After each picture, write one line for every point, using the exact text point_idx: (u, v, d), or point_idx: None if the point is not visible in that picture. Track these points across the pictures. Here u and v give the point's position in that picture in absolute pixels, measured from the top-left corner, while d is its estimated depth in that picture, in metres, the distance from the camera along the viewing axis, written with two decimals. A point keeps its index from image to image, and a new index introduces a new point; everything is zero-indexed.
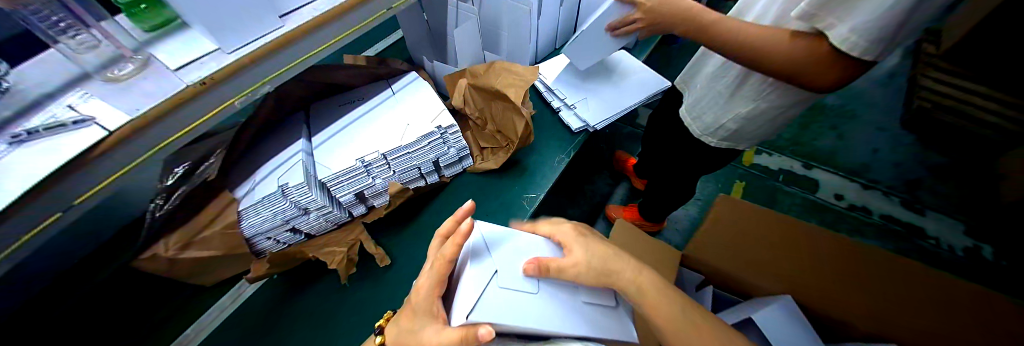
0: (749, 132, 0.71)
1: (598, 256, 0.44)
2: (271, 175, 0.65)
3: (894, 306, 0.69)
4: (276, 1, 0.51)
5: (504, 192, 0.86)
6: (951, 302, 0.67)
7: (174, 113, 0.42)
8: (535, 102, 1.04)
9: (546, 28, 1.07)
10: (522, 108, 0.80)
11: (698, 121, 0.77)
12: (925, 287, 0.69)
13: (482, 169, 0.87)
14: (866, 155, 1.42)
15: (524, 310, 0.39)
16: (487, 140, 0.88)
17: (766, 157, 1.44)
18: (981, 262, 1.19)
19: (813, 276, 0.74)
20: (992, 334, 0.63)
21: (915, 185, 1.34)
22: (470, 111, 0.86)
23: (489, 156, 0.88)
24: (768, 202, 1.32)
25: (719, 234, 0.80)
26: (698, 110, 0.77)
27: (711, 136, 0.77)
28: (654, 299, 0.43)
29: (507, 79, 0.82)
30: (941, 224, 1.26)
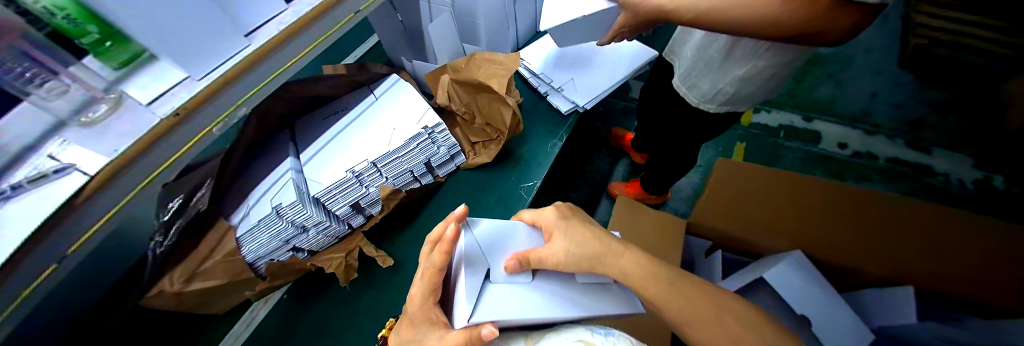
0: (748, 94, 0.70)
1: (581, 242, 0.43)
2: (263, 197, 0.65)
3: (902, 249, 0.68)
4: (239, 19, 0.47)
5: (501, 184, 0.85)
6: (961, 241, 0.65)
7: (152, 150, 0.41)
8: (521, 89, 1.02)
9: (526, 12, 1.04)
10: (508, 97, 0.79)
11: (694, 91, 0.75)
12: (935, 226, 0.67)
13: (476, 164, 0.86)
14: (867, 100, 1.39)
15: (521, 304, 0.39)
16: (476, 134, 0.86)
17: (765, 115, 1.41)
18: (990, 193, 1.18)
19: (821, 229, 0.73)
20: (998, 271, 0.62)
21: (920, 124, 1.32)
22: (457, 108, 0.84)
23: (482, 150, 0.87)
24: (771, 160, 1.30)
25: (721, 199, 0.78)
26: (692, 79, 0.75)
27: (711, 102, 0.74)
28: (646, 281, 0.43)
29: (489, 70, 0.81)
30: (948, 161, 1.25)
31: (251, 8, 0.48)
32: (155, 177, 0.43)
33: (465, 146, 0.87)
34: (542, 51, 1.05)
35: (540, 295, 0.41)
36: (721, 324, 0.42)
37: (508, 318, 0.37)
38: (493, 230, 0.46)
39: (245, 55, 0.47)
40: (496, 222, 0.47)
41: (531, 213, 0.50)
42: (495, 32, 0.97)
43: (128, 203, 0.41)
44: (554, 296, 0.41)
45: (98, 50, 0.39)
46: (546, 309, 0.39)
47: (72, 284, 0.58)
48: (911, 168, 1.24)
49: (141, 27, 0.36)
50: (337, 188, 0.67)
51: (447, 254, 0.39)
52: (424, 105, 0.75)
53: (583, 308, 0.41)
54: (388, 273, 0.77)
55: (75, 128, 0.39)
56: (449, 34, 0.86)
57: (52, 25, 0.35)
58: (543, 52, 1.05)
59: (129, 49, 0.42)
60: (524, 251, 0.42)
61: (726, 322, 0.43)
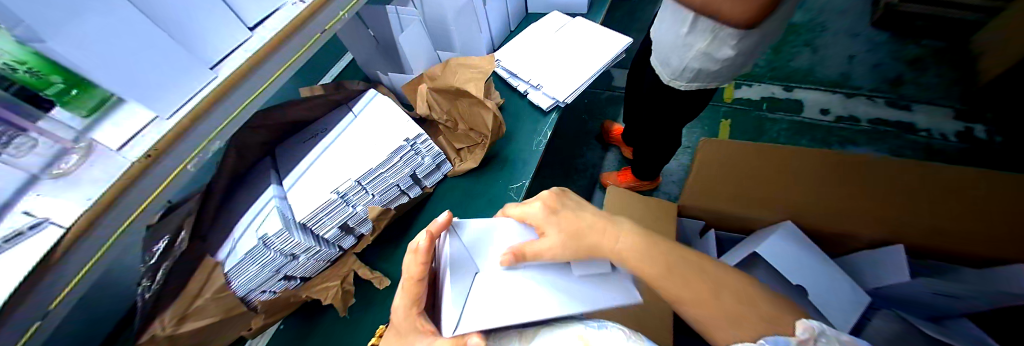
0: (716, 70, 0.69)
1: (574, 236, 0.44)
2: (249, 229, 0.64)
3: (896, 208, 0.68)
4: (200, 52, 0.44)
5: (490, 188, 0.84)
6: (967, 196, 0.64)
7: (126, 195, 0.40)
8: (500, 90, 1.02)
9: (498, 13, 1.05)
10: (487, 100, 0.79)
11: (666, 66, 0.76)
12: (940, 186, 0.65)
13: (463, 171, 0.85)
14: (844, 64, 1.40)
15: (511, 305, 0.39)
16: (460, 140, 0.86)
17: (746, 89, 1.42)
18: (975, 142, 1.18)
19: (813, 197, 0.72)
20: (995, 223, 0.63)
21: (899, 83, 1.33)
22: (438, 116, 0.84)
23: (468, 156, 0.86)
24: (756, 133, 1.31)
25: (715, 178, 0.76)
26: (665, 55, 0.75)
27: (681, 79, 0.75)
28: (638, 263, 0.43)
29: (466, 74, 0.82)
30: (931, 115, 1.26)
31: (214, 37, 0.45)
32: (134, 220, 0.41)
33: (449, 153, 0.86)
34: (518, 50, 1.05)
35: (527, 291, 0.41)
36: (718, 304, 0.43)
37: (492, 324, 0.37)
38: (480, 235, 0.46)
39: (211, 89, 0.45)
40: (484, 226, 0.47)
41: (517, 210, 0.49)
42: (469, 37, 0.97)
43: (108, 251, 0.39)
44: (541, 290, 0.41)
45: (63, 98, 0.36)
46: (533, 306, 0.39)
47: (64, 336, 0.58)
48: (895, 127, 1.25)
49: (102, 72, 0.34)
50: (323, 210, 0.66)
51: (425, 262, 0.38)
52: (403, 117, 0.75)
53: (572, 301, 0.40)
54: (385, 291, 0.76)
55: (46, 181, 0.37)
56: (422, 42, 0.86)
57: (15, 81, 0.34)
58: (519, 51, 1.05)
59: (98, 93, 0.38)
60: (518, 247, 0.42)
61: (724, 302, 0.43)
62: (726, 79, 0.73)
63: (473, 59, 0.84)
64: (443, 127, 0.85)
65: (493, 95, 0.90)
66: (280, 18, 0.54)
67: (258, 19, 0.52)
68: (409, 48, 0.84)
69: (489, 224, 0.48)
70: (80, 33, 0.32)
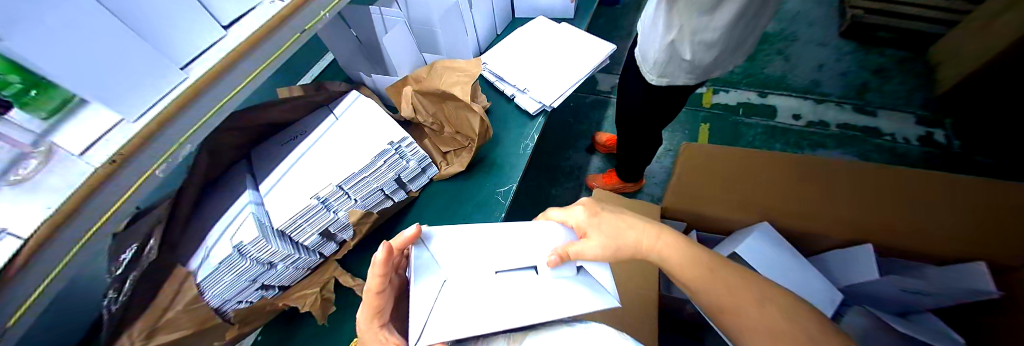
0: (681, 65, 0.71)
1: (615, 236, 0.47)
2: (223, 237, 0.61)
3: (865, 209, 0.71)
4: (169, 51, 0.42)
5: (476, 191, 0.84)
6: (928, 200, 0.68)
7: (89, 203, 0.37)
8: (487, 92, 1.02)
9: (484, 16, 1.05)
10: (473, 104, 0.78)
11: (644, 57, 0.77)
12: (902, 190, 0.70)
13: (450, 175, 0.84)
14: (814, 72, 1.47)
15: (479, 314, 0.38)
16: (447, 143, 0.85)
17: (724, 95, 1.47)
18: (934, 146, 1.26)
19: (787, 200, 0.75)
20: (957, 224, 0.66)
21: (864, 90, 1.41)
22: (423, 119, 0.82)
23: (454, 159, 0.85)
24: (733, 137, 1.35)
25: (696, 179, 0.80)
26: (644, 46, 0.76)
27: (649, 73, 0.78)
28: (679, 262, 0.47)
29: (451, 78, 0.81)
30: (894, 120, 1.33)
31: (184, 36, 0.43)
32: (98, 230, 0.38)
33: (436, 157, 0.85)
34: (504, 54, 1.05)
35: (501, 300, 0.39)
36: (760, 313, 0.43)
37: (456, 335, 0.35)
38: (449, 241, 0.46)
39: (182, 90, 0.43)
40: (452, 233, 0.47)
41: (559, 214, 0.53)
42: (455, 40, 0.97)
43: (70, 263, 0.36)
44: (513, 300, 0.39)
45: (22, 100, 0.33)
46: (504, 315, 0.37)
47: None
48: (861, 132, 1.32)
49: (63, 73, 0.33)
50: (303, 218, 0.63)
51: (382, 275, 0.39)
52: (387, 119, 0.73)
53: (541, 311, 0.38)
54: None
55: (2, 188, 0.35)
56: (407, 44, 0.85)
57: None
58: (505, 55, 1.05)
59: (59, 94, 0.35)
60: (563, 248, 0.44)
61: (768, 310, 0.43)
62: (691, 80, 0.74)
63: (457, 64, 0.83)
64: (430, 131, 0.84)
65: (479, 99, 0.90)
66: (257, 17, 0.52)
67: (233, 17, 0.50)
68: (393, 49, 0.83)
69: (465, 231, 0.48)
70: (32, 31, 0.30)
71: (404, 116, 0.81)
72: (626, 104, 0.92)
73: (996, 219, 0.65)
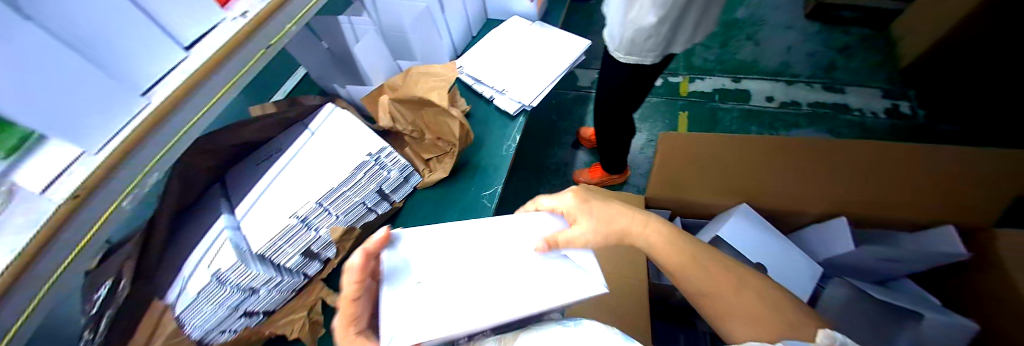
0: (647, 42, 0.70)
1: (605, 221, 0.49)
2: (199, 264, 0.59)
3: (843, 180, 0.73)
4: (128, 76, 0.39)
5: (461, 197, 0.83)
6: (906, 173, 0.69)
7: (53, 244, 0.34)
8: (466, 96, 1.01)
9: (456, 20, 1.04)
10: (452, 109, 0.78)
11: (611, 39, 0.77)
12: (881, 164, 0.70)
13: (433, 181, 0.83)
14: (784, 54, 1.52)
15: (459, 311, 0.37)
16: (427, 150, 0.83)
17: (700, 82, 1.50)
18: (900, 118, 1.31)
19: (768, 178, 0.76)
20: (926, 191, 0.69)
21: (831, 68, 1.46)
22: (403, 127, 0.80)
23: (436, 166, 0.84)
24: (711, 123, 1.38)
25: (678, 167, 0.79)
26: (611, 28, 0.76)
27: (616, 49, 0.76)
28: (662, 248, 0.49)
29: (427, 84, 0.80)
30: (862, 96, 1.38)
31: (140, 59, 0.40)
32: (68, 266, 0.36)
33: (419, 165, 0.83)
34: (480, 56, 1.05)
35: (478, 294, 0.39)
36: (740, 298, 0.44)
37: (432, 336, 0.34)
38: (423, 241, 0.45)
39: (143, 117, 0.40)
40: (426, 233, 0.46)
41: (548, 202, 0.54)
42: (428, 45, 0.96)
43: (36, 308, 0.34)
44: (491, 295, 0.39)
45: None
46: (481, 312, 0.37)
47: None
48: (833, 109, 1.36)
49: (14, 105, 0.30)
50: (282, 237, 0.62)
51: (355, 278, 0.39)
52: (364, 130, 0.72)
53: (518, 305, 0.37)
54: None
55: None
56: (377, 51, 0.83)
57: None
58: (480, 57, 1.05)
59: (17, 132, 0.33)
60: (552, 236, 0.46)
61: (747, 295, 0.44)
62: (657, 58, 0.74)
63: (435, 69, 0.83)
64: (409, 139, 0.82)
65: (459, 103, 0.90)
66: (220, 35, 0.48)
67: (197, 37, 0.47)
68: (364, 57, 0.81)
69: (441, 230, 0.47)
70: None
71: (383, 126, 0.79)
72: (604, 99, 0.93)
73: (968, 180, 0.66)
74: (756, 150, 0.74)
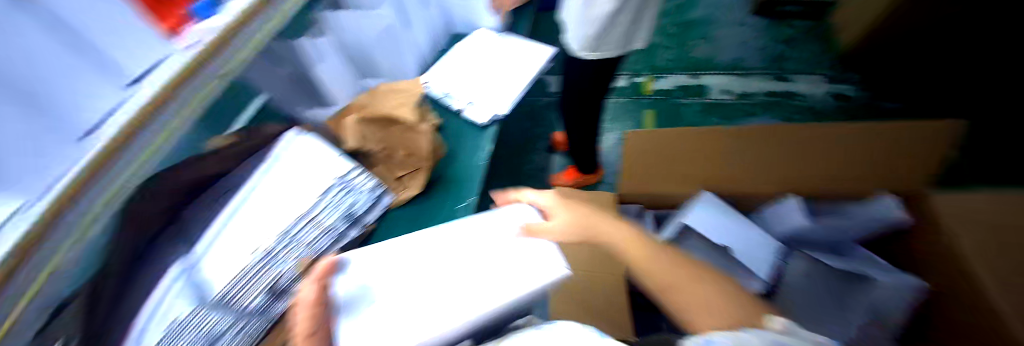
0: (604, 32, 0.72)
1: (582, 212, 0.55)
2: (150, 318, 0.52)
3: (813, 166, 0.76)
4: (62, 119, 0.36)
5: (437, 211, 0.82)
6: (867, 152, 0.71)
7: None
8: (438, 110, 1.00)
9: (421, 36, 1.06)
10: (419, 125, 0.81)
11: (572, 38, 0.79)
12: (845, 147, 0.71)
13: (403, 201, 0.82)
14: (736, 49, 1.62)
15: (423, 315, 0.40)
16: (401, 167, 0.82)
17: (663, 80, 1.57)
18: (844, 100, 1.42)
19: (742, 168, 0.79)
20: (880, 166, 0.72)
21: (781, 59, 1.56)
22: (372, 145, 0.80)
23: (409, 182, 0.82)
24: (677, 118, 1.45)
25: (646, 159, 0.81)
26: (570, 28, 0.79)
27: (583, 48, 0.76)
28: (635, 245, 0.52)
29: (396, 101, 0.86)
30: (810, 83, 1.48)
31: (83, 95, 0.37)
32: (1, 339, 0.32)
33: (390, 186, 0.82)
34: (448, 69, 1.06)
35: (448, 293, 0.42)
36: (701, 290, 0.46)
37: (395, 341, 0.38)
38: (371, 261, 0.47)
39: (84, 163, 0.38)
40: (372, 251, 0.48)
41: (532, 196, 0.59)
42: (393, 63, 0.99)
43: None
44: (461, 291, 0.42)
45: None
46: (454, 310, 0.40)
47: None
48: (786, 96, 1.46)
49: None
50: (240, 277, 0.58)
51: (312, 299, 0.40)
52: (332, 153, 0.72)
53: (478, 303, 0.41)
54: None
55: None
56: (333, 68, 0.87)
57: None
58: (448, 70, 1.06)
59: None
60: (528, 227, 0.50)
61: (709, 290, 0.46)
62: (615, 48, 0.76)
63: (398, 86, 0.90)
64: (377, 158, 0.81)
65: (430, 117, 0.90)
66: (169, 68, 0.45)
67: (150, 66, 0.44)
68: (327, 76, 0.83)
69: (391, 248, 0.49)
70: None
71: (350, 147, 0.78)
72: (574, 102, 0.95)
73: (932, 163, 0.69)
74: (724, 142, 0.75)
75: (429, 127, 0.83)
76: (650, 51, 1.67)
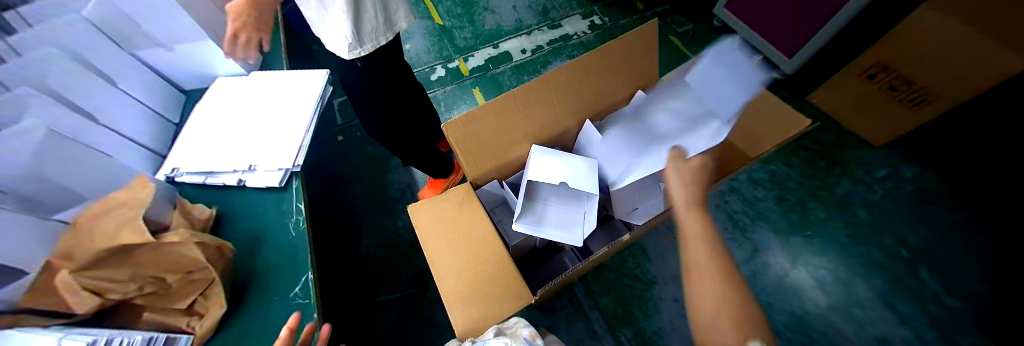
0: (358, 21, 0.65)
1: (688, 181, 0.63)
2: None
3: (587, 92, 0.85)
4: None
5: (269, 307, 0.64)
6: (622, 61, 0.84)
7: None
8: (207, 198, 0.75)
9: (137, 123, 0.75)
10: (162, 238, 0.56)
11: (340, 47, 0.69)
12: (608, 63, 0.83)
13: (209, 328, 0.59)
14: (513, 13, 1.80)
15: (548, 158, 0.82)
16: (184, 294, 0.58)
17: (471, 60, 1.64)
18: (600, 27, 1.74)
19: (533, 114, 0.81)
20: (634, 66, 0.87)
21: (546, 10, 1.81)
22: (116, 293, 0.53)
23: (209, 305, 0.61)
24: (498, 88, 1.55)
25: (475, 145, 0.78)
26: (332, 40, 0.69)
27: (352, 46, 0.68)
28: (693, 235, 0.56)
29: (117, 219, 0.56)
30: (573, 22, 1.76)
31: None
32: None
33: (166, 320, 0.56)
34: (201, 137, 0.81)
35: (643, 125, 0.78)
36: (715, 288, 0.49)
37: (546, 159, 0.82)
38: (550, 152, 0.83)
39: None
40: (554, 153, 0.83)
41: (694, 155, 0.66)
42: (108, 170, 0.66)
43: None
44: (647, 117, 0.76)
45: None
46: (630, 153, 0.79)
47: None
48: (565, 39, 1.71)
49: None
50: None
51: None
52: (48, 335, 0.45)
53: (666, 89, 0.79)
54: None
55: None
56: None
57: None
58: (201, 138, 0.80)
59: None
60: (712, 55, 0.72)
61: (723, 291, 0.48)
62: (375, 35, 0.71)
63: (113, 201, 0.58)
64: (134, 302, 0.55)
65: (195, 207, 0.69)
66: None
67: None
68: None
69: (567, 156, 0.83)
70: None
71: (84, 312, 0.50)
72: None
73: (653, 52, 0.87)
74: (524, 97, 0.77)
75: (186, 230, 0.60)
76: (446, 37, 1.72)
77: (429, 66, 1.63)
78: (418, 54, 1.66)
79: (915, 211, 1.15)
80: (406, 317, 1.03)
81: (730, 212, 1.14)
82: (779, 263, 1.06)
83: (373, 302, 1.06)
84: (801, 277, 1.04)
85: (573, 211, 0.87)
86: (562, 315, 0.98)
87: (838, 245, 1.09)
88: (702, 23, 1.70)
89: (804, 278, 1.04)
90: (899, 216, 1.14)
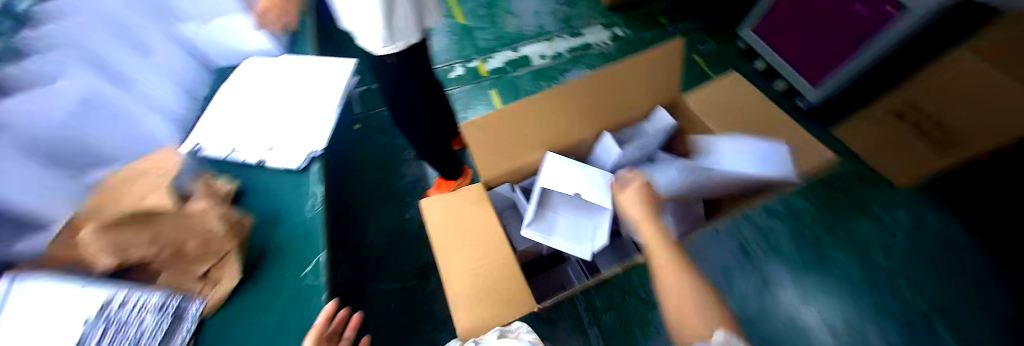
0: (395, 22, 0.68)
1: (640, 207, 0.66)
2: None
3: (607, 104, 0.86)
4: None
5: (276, 287, 0.64)
6: (644, 76, 0.84)
7: None
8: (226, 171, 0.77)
9: (167, 90, 0.80)
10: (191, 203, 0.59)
11: (372, 45, 0.73)
12: (630, 77, 0.83)
13: (217, 299, 0.60)
14: (536, 19, 1.81)
15: (563, 165, 0.80)
16: (198, 262, 0.60)
17: (491, 62, 1.65)
18: (623, 40, 1.73)
19: (551, 121, 0.82)
20: (656, 81, 0.87)
21: (569, 19, 1.81)
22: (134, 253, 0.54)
23: (218, 275, 0.61)
24: (516, 91, 1.57)
25: (492, 148, 0.79)
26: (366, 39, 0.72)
27: (387, 44, 0.71)
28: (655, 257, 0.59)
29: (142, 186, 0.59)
30: (596, 32, 1.76)
31: None
32: None
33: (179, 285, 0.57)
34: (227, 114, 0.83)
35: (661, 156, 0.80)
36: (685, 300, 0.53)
37: (557, 163, 0.80)
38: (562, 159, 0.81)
39: None
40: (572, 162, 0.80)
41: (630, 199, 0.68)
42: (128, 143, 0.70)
43: None
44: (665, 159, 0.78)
45: None
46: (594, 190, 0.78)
47: None
48: (587, 49, 1.71)
49: None
50: None
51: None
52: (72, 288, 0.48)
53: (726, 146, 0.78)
54: None
55: None
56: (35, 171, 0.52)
57: None
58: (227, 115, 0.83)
59: None
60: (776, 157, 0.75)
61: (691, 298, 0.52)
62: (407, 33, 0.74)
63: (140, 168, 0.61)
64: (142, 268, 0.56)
65: (224, 180, 0.71)
66: None
67: None
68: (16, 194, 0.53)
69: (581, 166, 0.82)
70: None
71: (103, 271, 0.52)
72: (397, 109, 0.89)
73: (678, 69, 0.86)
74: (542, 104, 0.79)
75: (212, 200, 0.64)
76: (468, 37, 1.74)
77: (448, 65, 1.65)
78: (439, 52, 1.68)
79: (932, 256, 1.12)
80: (407, 310, 1.04)
81: (741, 242, 1.13)
82: (789, 299, 1.04)
83: (374, 293, 1.06)
84: (810, 316, 1.02)
85: (583, 223, 0.86)
86: (562, 326, 0.98)
87: (851, 285, 1.06)
88: (727, 45, 1.68)
89: (813, 316, 1.02)
90: (915, 261, 1.11)
